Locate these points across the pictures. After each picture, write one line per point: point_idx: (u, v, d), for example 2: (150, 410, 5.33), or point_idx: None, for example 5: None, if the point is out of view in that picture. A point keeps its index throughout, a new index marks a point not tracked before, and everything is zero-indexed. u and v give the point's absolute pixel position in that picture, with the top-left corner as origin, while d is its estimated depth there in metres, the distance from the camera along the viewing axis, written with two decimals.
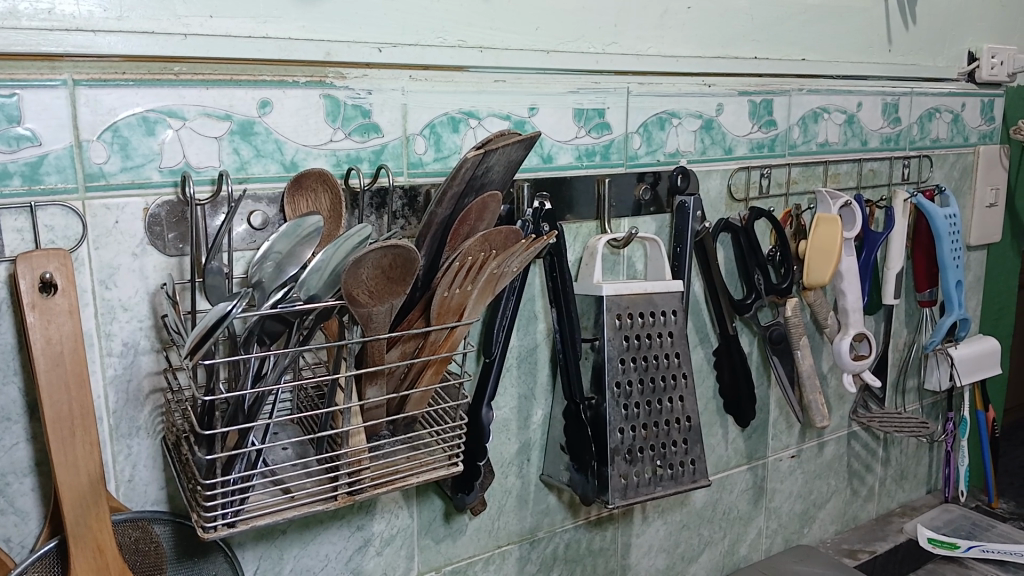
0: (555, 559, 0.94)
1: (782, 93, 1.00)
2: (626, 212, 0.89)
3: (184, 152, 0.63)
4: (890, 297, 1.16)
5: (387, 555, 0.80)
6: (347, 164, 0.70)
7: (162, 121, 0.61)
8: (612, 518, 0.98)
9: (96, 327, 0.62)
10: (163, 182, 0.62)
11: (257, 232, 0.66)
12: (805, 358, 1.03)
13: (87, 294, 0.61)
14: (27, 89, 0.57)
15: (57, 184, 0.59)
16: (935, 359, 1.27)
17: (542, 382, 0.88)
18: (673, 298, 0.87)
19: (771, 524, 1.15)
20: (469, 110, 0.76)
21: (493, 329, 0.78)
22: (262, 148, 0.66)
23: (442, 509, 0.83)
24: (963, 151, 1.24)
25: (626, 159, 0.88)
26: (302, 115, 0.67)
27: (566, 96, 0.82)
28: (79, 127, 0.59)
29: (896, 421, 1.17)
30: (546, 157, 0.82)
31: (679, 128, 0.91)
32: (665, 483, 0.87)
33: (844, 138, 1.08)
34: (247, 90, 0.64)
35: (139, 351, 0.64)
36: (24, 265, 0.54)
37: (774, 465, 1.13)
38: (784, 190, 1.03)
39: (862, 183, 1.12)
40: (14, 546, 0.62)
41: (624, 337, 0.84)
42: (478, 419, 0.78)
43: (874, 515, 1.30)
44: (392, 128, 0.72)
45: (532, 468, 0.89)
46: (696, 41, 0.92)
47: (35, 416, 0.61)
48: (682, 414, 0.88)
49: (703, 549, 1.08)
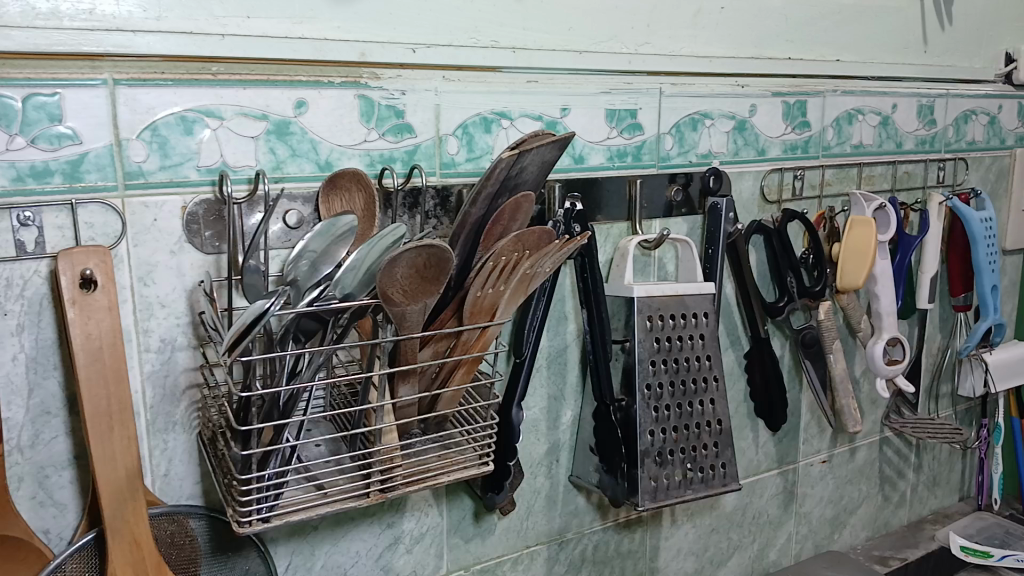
0: (583, 561, 0.94)
1: (816, 94, 0.99)
2: (657, 212, 0.89)
3: (221, 151, 0.63)
4: (924, 302, 1.15)
5: (417, 553, 0.81)
6: (380, 164, 0.71)
7: (200, 120, 0.62)
8: (641, 520, 0.97)
9: (134, 324, 0.62)
10: (200, 181, 0.63)
11: (293, 230, 0.66)
12: (838, 362, 1.02)
13: (125, 290, 0.62)
14: (69, 88, 0.57)
15: (97, 182, 0.59)
16: (969, 365, 1.26)
17: (572, 383, 0.88)
18: (704, 300, 0.87)
19: (801, 529, 1.14)
20: (501, 110, 0.76)
21: (524, 329, 0.79)
22: (298, 148, 0.66)
23: (471, 508, 0.83)
24: (999, 153, 1.23)
25: (658, 160, 0.88)
26: (338, 114, 0.68)
27: (598, 96, 0.82)
28: (119, 125, 0.59)
29: (930, 427, 1.16)
30: (578, 158, 0.82)
31: (712, 129, 0.91)
32: (695, 486, 0.86)
33: (878, 141, 1.08)
34: (283, 90, 0.65)
35: (176, 347, 0.64)
36: (66, 261, 0.55)
37: (804, 469, 1.12)
38: (817, 192, 1.03)
39: (897, 185, 1.11)
40: (52, 538, 0.62)
41: (655, 339, 0.84)
42: (508, 420, 0.78)
43: (906, 521, 1.29)
44: (426, 128, 0.72)
45: (561, 469, 0.89)
46: (728, 41, 0.92)
47: (74, 410, 0.62)
48: (713, 417, 0.88)
49: (732, 552, 1.07)
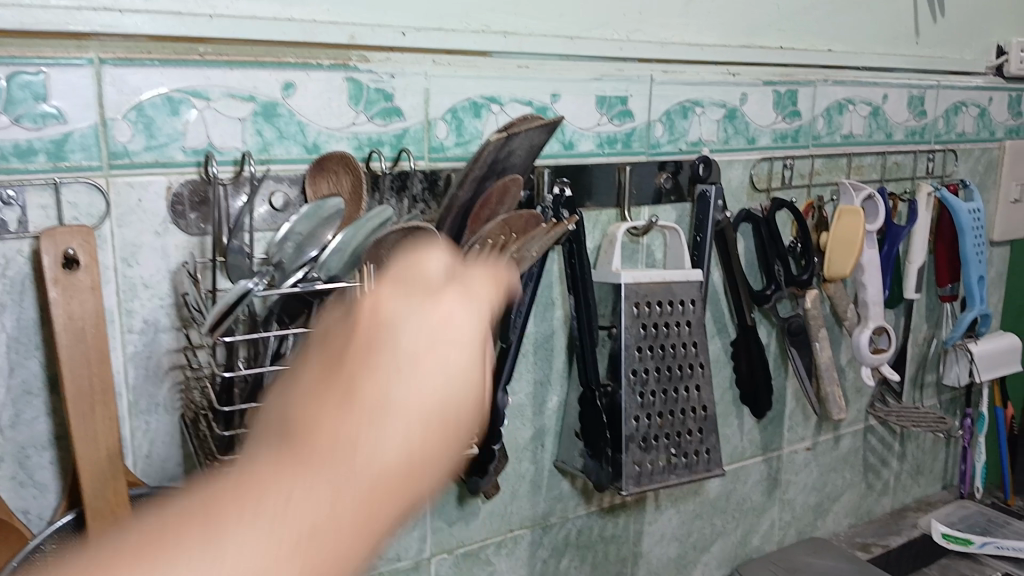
0: (567, 545, 0.94)
1: (807, 83, 0.99)
2: (647, 200, 0.88)
3: (207, 133, 0.63)
4: (912, 291, 1.15)
5: (401, 536, 0.81)
6: (368, 147, 0.70)
7: (187, 101, 0.62)
8: (625, 506, 0.98)
9: (117, 304, 0.62)
10: (186, 162, 0.62)
11: (279, 213, 0.66)
12: (824, 350, 1.02)
13: (109, 270, 0.62)
14: (54, 67, 0.57)
15: (82, 162, 0.59)
16: (954, 354, 1.26)
17: (558, 369, 0.88)
18: (691, 288, 0.87)
19: (784, 516, 1.15)
20: (491, 95, 0.76)
21: (510, 314, 0.78)
22: (285, 130, 0.66)
23: (455, 492, 0.84)
24: (988, 145, 1.23)
25: (647, 147, 0.88)
26: (326, 97, 0.67)
27: (589, 82, 0.82)
28: (104, 105, 0.59)
29: (914, 416, 1.17)
30: (568, 144, 0.82)
31: (703, 117, 0.91)
32: (678, 471, 0.87)
33: (869, 131, 1.08)
34: (271, 72, 0.65)
35: (160, 329, 0.64)
36: (49, 241, 0.55)
37: (788, 457, 1.12)
38: (807, 181, 1.03)
39: (886, 175, 1.12)
40: (32, 518, 0.62)
41: (641, 325, 0.84)
42: (493, 403, 0.78)
43: (888, 509, 1.30)
44: (414, 112, 0.72)
45: (546, 454, 0.90)
46: (719, 30, 0.91)
47: (55, 390, 0.61)
48: (698, 403, 0.88)
49: (715, 538, 1.08)
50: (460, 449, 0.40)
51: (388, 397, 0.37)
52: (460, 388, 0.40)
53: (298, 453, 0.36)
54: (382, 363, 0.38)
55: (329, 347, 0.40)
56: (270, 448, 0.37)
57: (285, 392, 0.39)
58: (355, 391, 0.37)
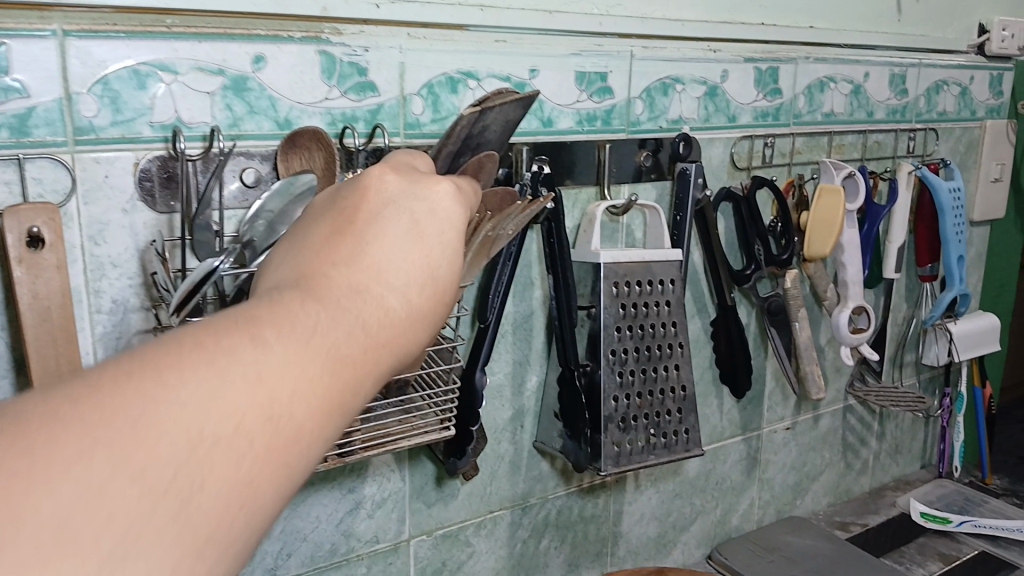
0: (547, 525, 0.94)
1: (789, 61, 0.98)
2: (626, 178, 0.88)
3: (175, 107, 0.61)
4: (891, 272, 1.15)
5: (378, 517, 0.80)
6: (342, 123, 0.69)
7: (154, 74, 0.60)
8: (605, 486, 0.98)
9: (85, 284, 0.61)
10: (153, 137, 0.61)
11: (250, 190, 0.65)
12: (802, 330, 1.02)
13: (75, 248, 0.60)
14: (16, 39, 0.55)
15: (46, 137, 0.57)
16: (933, 333, 1.26)
17: (537, 349, 0.87)
18: (671, 267, 0.86)
19: (764, 495, 1.15)
20: (468, 70, 0.75)
21: (488, 295, 0.78)
22: (256, 105, 0.65)
23: (433, 473, 0.83)
24: (969, 125, 1.23)
25: (628, 125, 0.87)
26: (297, 71, 0.66)
27: (567, 58, 0.81)
28: (69, 79, 0.57)
29: (893, 396, 1.17)
30: (547, 121, 0.81)
31: (683, 94, 0.90)
32: (657, 451, 0.86)
33: (850, 109, 1.07)
34: (241, 45, 0.63)
35: (129, 309, 0.63)
36: (11, 219, 0.53)
37: (768, 436, 1.12)
38: (787, 160, 1.02)
39: (867, 154, 1.11)
40: None
41: (621, 305, 0.83)
42: (471, 383, 0.77)
43: (867, 488, 1.30)
44: (389, 87, 0.71)
45: (525, 435, 0.89)
46: (701, 6, 0.90)
47: (22, 371, 0.60)
48: (678, 382, 0.88)
49: (695, 518, 1.08)
50: (427, 327, 0.42)
51: (388, 264, 0.40)
52: (429, 271, 0.41)
53: (282, 309, 0.36)
54: (384, 234, 0.41)
55: (330, 223, 0.41)
56: (270, 295, 0.37)
57: (292, 249, 0.41)
58: (351, 257, 0.40)
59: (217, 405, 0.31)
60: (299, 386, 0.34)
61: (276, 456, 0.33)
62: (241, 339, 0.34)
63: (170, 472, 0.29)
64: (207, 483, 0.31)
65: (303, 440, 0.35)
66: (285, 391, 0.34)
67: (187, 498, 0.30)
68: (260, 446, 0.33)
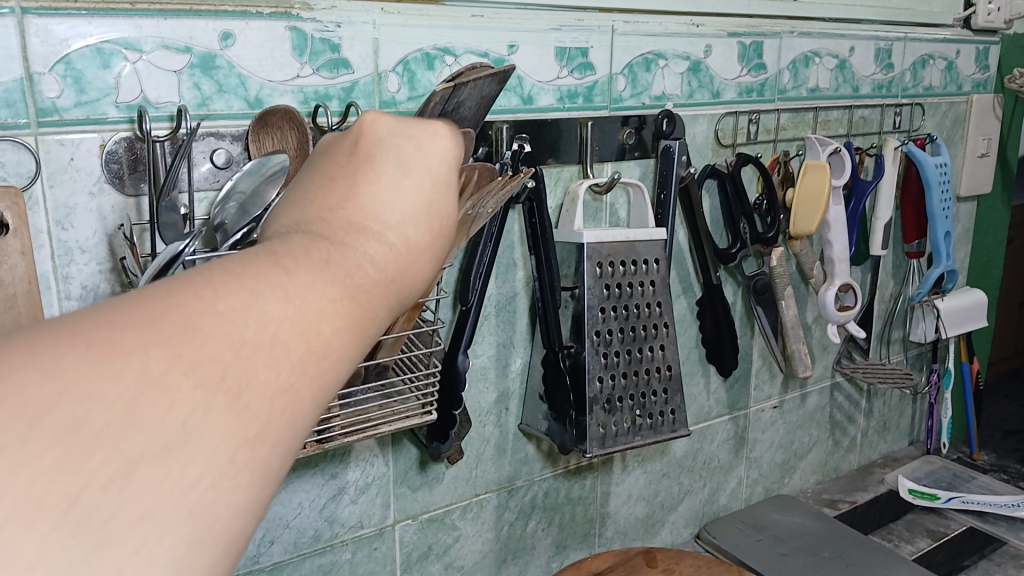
0: (534, 507, 0.93)
1: (773, 35, 0.97)
2: (610, 156, 0.86)
3: (141, 86, 0.59)
4: (877, 248, 1.14)
5: (362, 503, 0.79)
6: (315, 101, 0.67)
7: (118, 53, 0.58)
8: (592, 467, 0.97)
9: (54, 270, 0.59)
10: (119, 118, 0.59)
11: (221, 171, 0.63)
12: (790, 308, 1.01)
13: (42, 234, 0.58)
14: None
15: (8, 119, 0.56)
16: (921, 311, 1.26)
17: (521, 331, 0.86)
18: (655, 247, 0.85)
19: (751, 473, 1.14)
20: (445, 46, 0.73)
21: (470, 275, 0.76)
22: (224, 83, 0.63)
23: (417, 458, 0.82)
24: (955, 99, 1.22)
25: (610, 102, 0.86)
26: (267, 48, 0.64)
27: (546, 32, 0.79)
28: (30, 59, 0.55)
29: (880, 372, 1.17)
30: (527, 98, 0.79)
31: (666, 70, 0.89)
32: (643, 432, 0.86)
33: (835, 84, 1.06)
34: (207, 21, 0.61)
35: (100, 294, 0.62)
36: None
37: (755, 415, 1.11)
38: (772, 136, 1.01)
39: (853, 130, 1.10)
40: None
41: (604, 285, 0.82)
42: (453, 367, 0.76)
43: (855, 466, 1.30)
44: (363, 64, 0.69)
45: (510, 418, 0.88)
46: None
47: None
48: (663, 363, 0.87)
49: (683, 498, 1.07)
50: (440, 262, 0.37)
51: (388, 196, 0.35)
52: (445, 193, 0.37)
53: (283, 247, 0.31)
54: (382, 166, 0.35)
55: (327, 161, 0.36)
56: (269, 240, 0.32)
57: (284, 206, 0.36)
58: (356, 185, 0.35)
59: (253, 312, 0.27)
60: (330, 301, 0.30)
61: (320, 370, 0.29)
62: (263, 258, 0.29)
63: (212, 370, 0.25)
64: (252, 392, 0.26)
65: (341, 357, 0.30)
66: (320, 300, 0.29)
67: (234, 400, 0.26)
68: (293, 361, 0.28)
